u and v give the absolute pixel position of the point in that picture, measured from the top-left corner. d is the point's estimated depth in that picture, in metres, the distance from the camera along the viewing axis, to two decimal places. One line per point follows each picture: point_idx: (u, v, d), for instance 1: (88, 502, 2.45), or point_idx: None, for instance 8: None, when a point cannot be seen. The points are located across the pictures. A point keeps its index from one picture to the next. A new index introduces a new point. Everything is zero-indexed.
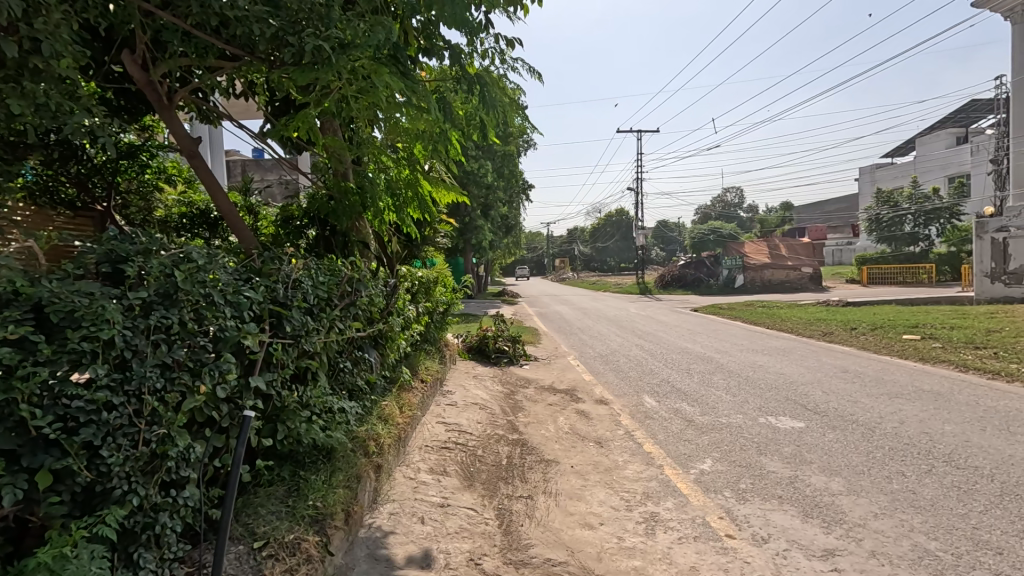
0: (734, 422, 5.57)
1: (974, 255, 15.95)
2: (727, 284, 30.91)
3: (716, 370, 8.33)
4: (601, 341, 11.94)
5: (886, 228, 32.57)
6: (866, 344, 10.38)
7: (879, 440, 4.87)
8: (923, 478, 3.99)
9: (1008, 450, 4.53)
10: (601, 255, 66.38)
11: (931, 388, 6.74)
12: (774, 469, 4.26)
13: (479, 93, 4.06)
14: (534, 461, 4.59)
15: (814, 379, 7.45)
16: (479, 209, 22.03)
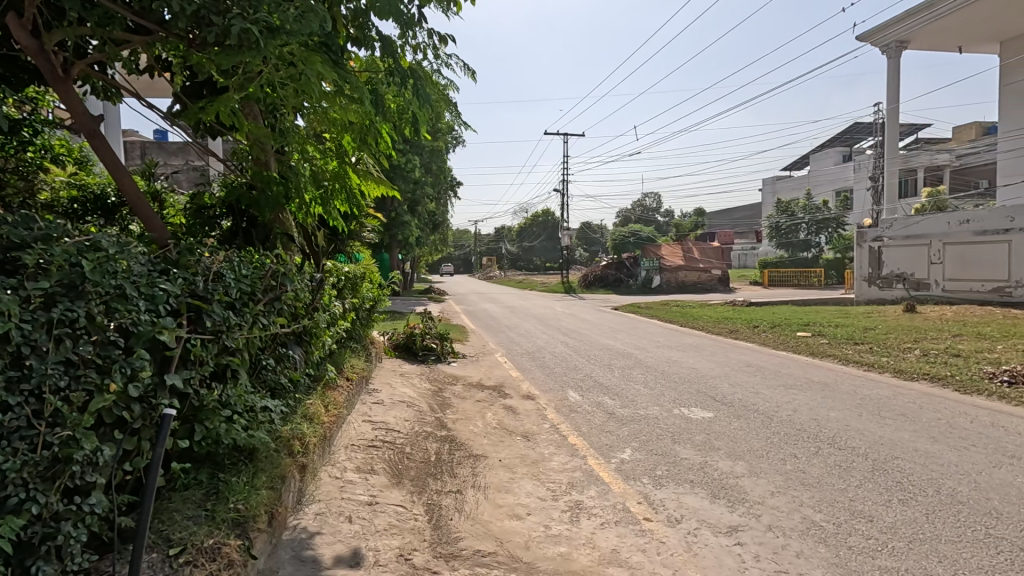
0: (651, 413, 5.92)
1: (857, 260, 18.22)
2: (645, 284, 32.53)
3: (635, 365, 8.79)
4: (527, 339, 12.16)
5: (784, 235, 35.71)
6: (765, 340, 11.34)
7: (776, 426, 5.38)
8: (812, 459, 4.47)
9: (879, 432, 5.19)
10: (528, 254, 67.39)
11: (819, 380, 7.54)
12: (687, 456, 4.58)
13: (412, 87, 4.04)
14: (462, 457, 4.63)
15: (722, 373, 8.07)
16: (406, 204, 21.61)
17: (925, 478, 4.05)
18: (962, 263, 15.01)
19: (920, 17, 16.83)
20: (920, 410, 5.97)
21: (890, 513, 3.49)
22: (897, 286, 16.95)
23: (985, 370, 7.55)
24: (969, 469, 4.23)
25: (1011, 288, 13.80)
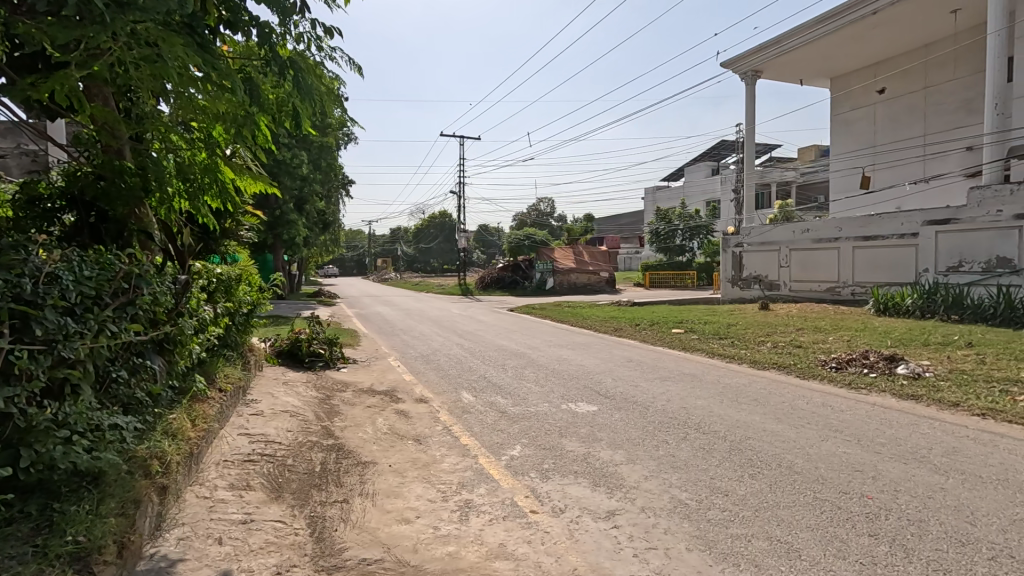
0: (541, 410, 6.15)
1: (723, 264, 20.38)
2: (539, 286, 33.65)
3: (528, 364, 9.07)
4: (423, 342, 12.01)
5: (663, 241, 38.84)
6: (646, 337, 12.28)
7: (651, 416, 5.86)
8: (681, 443, 4.94)
9: (737, 416, 5.86)
10: (425, 256, 66.44)
11: (690, 371, 8.34)
12: (572, 449, 4.83)
13: (293, 79, 3.85)
14: (350, 465, 4.46)
15: (607, 368, 8.61)
16: (292, 202, 20.33)
17: (771, 454, 4.64)
18: (804, 267, 17.35)
19: (770, 51, 19.24)
20: (769, 394, 6.83)
21: (741, 486, 3.96)
22: (754, 287, 19.22)
23: (819, 358, 8.85)
24: (803, 443, 4.94)
25: (841, 288, 16.22)
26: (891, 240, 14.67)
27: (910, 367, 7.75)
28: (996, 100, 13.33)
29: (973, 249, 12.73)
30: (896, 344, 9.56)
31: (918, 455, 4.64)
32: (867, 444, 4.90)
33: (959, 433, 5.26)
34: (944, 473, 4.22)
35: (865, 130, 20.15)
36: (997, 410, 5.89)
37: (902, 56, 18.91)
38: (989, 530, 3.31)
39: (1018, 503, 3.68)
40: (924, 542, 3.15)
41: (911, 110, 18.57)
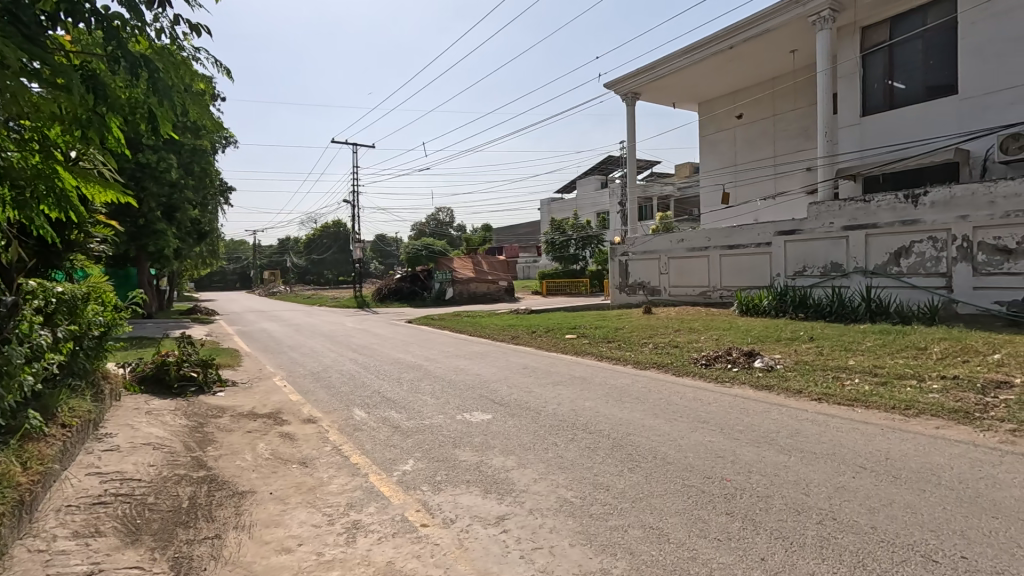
0: (435, 422, 6.12)
1: (611, 272, 21.71)
2: (439, 296, 33.46)
3: (424, 376, 8.96)
4: (313, 358, 11.37)
5: (558, 250, 40.27)
6: (541, 344, 12.69)
7: (542, 420, 6.08)
8: (569, 445, 5.17)
9: (619, 414, 6.27)
10: (317, 268, 63.04)
11: (581, 375, 8.77)
12: (465, 459, 4.87)
13: (147, 80, 3.52)
14: (224, 497, 4.13)
15: (502, 376, 8.77)
16: (159, 209, 18.37)
17: (648, 448, 5.01)
18: (680, 273, 18.99)
19: (646, 75, 20.96)
20: (648, 392, 7.39)
21: (621, 480, 4.26)
22: (639, 293, 20.70)
23: (691, 356, 9.76)
24: (676, 435, 5.42)
25: (711, 292, 17.95)
26: (750, 248, 16.54)
27: (765, 361, 8.80)
28: (826, 128, 15.62)
29: (813, 256, 14.75)
30: (755, 340, 10.81)
31: (769, 438, 5.29)
32: (729, 432, 5.49)
33: (799, 416, 6.08)
34: (788, 452, 4.85)
35: (728, 150, 22.61)
36: (829, 394, 6.90)
37: (755, 86, 21.53)
38: (819, 498, 3.87)
39: (842, 473, 4.34)
40: (769, 515, 3.61)
41: (763, 134, 21.16)
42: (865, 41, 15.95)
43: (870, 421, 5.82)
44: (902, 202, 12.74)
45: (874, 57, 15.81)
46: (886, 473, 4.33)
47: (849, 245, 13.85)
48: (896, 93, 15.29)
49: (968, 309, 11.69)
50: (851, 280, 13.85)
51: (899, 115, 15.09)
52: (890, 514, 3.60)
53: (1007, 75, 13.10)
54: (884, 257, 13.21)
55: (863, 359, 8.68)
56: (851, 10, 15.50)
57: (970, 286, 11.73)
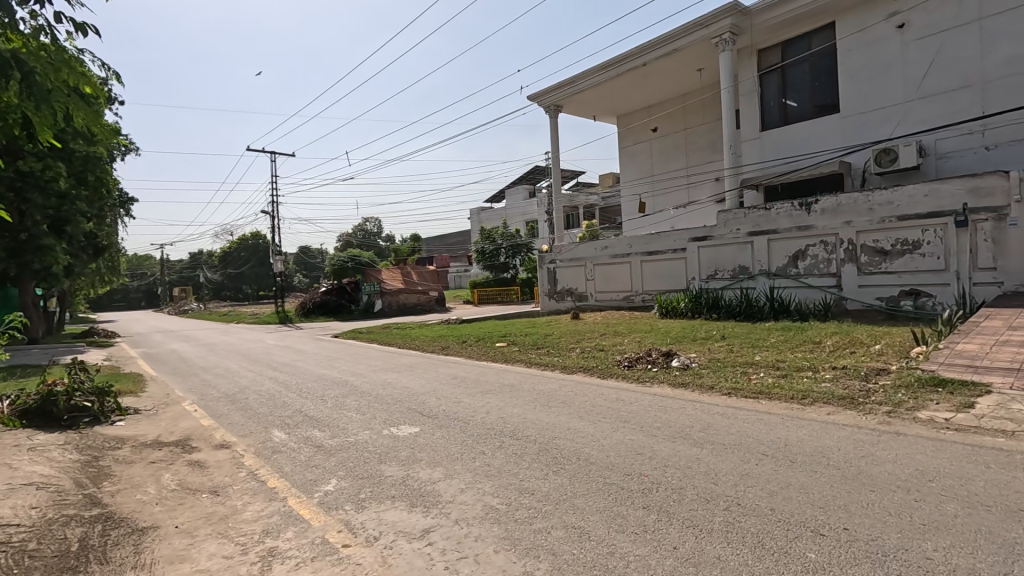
0: (360, 439, 5.95)
1: (540, 279, 22.12)
2: (367, 309, 32.52)
3: (350, 392, 8.68)
4: (228, 380, 10.68)
5: (489, 259, 40.12)
6: (471, 354, 12.69)
7: (471, 429, 6.09)
8: (496, 452, 5.22)
9: (546, 418, 6.41)
10: (234, 283, 59.32)
11: (510, 383, 8.85)
12: (390, 474, 4.77)
13: (20, 81, 3.27)
14: (123, 535, 3.80)
15: (431, 388, 8.67)
16: (46, 223, 16.63)
17: (573, 450, 5.15)
18: (605, 279, 19.70)
19: (567, 88, 21.65)
20: (573, 396, 7.58)
21: (546, 483, 4.35)
22: (567, 299, 21.26)
23: (615, 359, 10.14)
24: (599, 435, 5.62)
25: (634, 296, 18.74)
26: (668, 254, 17.45)
27: (681, 360, 9.32)
28: (730, 141, 16.83)
29: (723, 261, 15.81)
30: (674, 341, 11.40)
31: (684, 433, 5.61)
32: (648, 429, 5.77)
33: (711, 411, 6.50)
34: (700, 445, 5.17)
35: (645, 161, 23.81)
36: (737, 388, 7.43)
37: (667, 101, 22.84)
38: (727, 486, 4.16)
39: (747, 461, 4.68)
40: (682, 505, 3.84)
41: (677, 146, 22.48)
42: (761, 62, 17.42)
43: (771, 411, 6.33)
44: (797, 210, 13.98)
45: (770, 77, 17.28)
46: (785, 458, 4.73)
47: (754, 250, 14.99)
48: (789, 110, 16.81)
49: (855, 305, 13.03)
50: (757, 281, 14.99)
51: (792, 130, 16.57)
52: (786, 495, 3.93)
53: (878, 97, 14.84)
54: (784, 260, 14.40)
55: (767, 354, 9.41)
56: (749, 33, 16.83)
57: (856, 284, 13.08)
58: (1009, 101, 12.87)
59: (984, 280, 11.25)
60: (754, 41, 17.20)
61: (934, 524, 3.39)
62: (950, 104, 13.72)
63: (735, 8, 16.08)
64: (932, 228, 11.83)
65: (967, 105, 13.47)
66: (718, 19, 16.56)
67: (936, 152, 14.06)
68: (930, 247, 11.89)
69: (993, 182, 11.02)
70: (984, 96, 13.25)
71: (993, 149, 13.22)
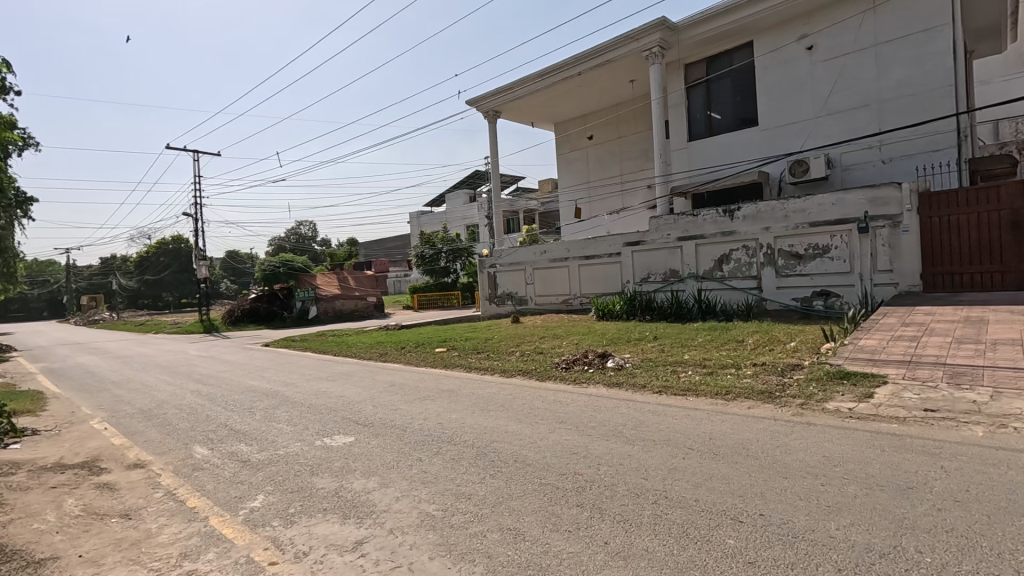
0: (290, 451, 5.71)
1: (480, 284, 22.16)
2: (302, 316, 31.33)
3: (280, 403, 8.31)
4: (143, 395, 9.91)
5: (429, 263, 39.64)
6: (409, 360, 12.49)
7: (408, 437, 5.99)
8: (434, 459, 5.17)
9: (485, 423, 6.41)
10: (152, 290, 55.21)
11: (449, 388, 8.78)
12: (322, 486, 4.61)
13: None
14: (15, 569, 3.44)
15: (368, 396, 8.46)
16: None
17: (510, 453, 5.20)
18: (544, 283, 20.01)
19: (505, 95, 21.85)
20: (512, 399, 7.63)
21: (482, 487, 4.35)
22: (507, 303, 21.42)
23: (554, 361, 10.29)
24: (536, 437, 5.70)
25: (572, 300, 19.16)
26: (604, 258, 17.98)
27: (616, 360, 9.62)
28: (660, 151, 17.59)
29: (655, 264, 16.48)
30: (610, 343, 11.75)
31: (617, 431, 5.80)
32: (583, 429, 5.92)
33: (644, 409, 6.74)
34: (632, 442, 5.36)
35: (582, 168, 24.44)
36: (667, 386, 7.76)
37: (602, 111, 23.56)
38: (656, 480, 4.34)
39: (675, 455, 4.91)
40: (613, 501, 3.96)
41: (612, 154, 23.24)
42: (688, 76, 18.36)
43: (698, 407, 6.67)
44: (721, 216, 14.81)
45: (696, 91, 18.23)
46: (709, 451, 4.99)
47: (683, 254, 15.73)
48: (714, 122, 17.81)
49: (774, 305, 13.98)
50: (686, 284, 15.74)
51: (716, 141, 17.56)
52: (709, 486, 4.16)
53: (791, 112, 16.02)
54: (710, 264, 15.21)
55: (696, 353, 9.89)
56: (676, 48, 17.69)
57: (774, 286, 14.03)
58: (902, 120, 14.29)
59: (883, 281, 12.41)
60: (681, 56, 18.09)
61: (837, 505, 3.70)
62: (852, 121, 15.04)
63: (664, 24, 16.85)
64: (839, 234, 12.91)
65: (867, 123, 14.82)
66: (647, 34, 17.27)
67: (841, 164, 15.36)
68: (837, 251, 12.96)
69: (889, 193, 12.18)
70: (880, 115, 14.63)
71: (888, 163, 14.63)
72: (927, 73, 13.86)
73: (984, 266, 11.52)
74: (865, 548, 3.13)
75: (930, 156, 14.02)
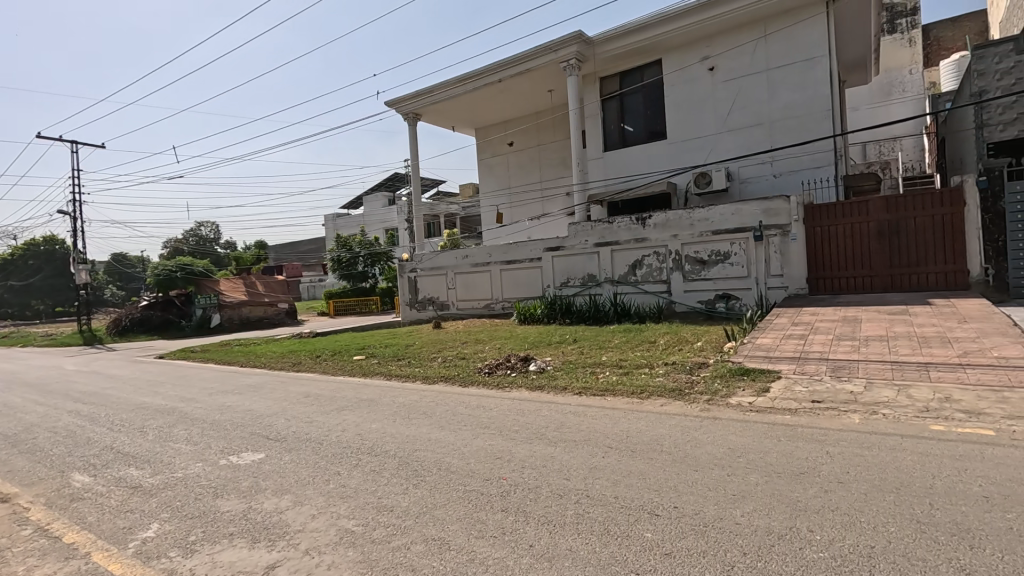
0: (190, 473, 5.22)
1: (400, 289, 21.69)
2: (202, 324, 28.93)
3: (178, 420, 7.59)
4: (6, 418, 8.63)
5: (346, 268, 38.16)
6: (325, 369, 11.91)
7: (324, 450, 5.70)
8: (353, 471, 4.95)
9: (407, 431, 6.24)
10: (18, 299, 48.46)
11: (367, 397, 8.47)
12: (228, 509, 4.26)
13: None
14: None
15: (279, 409, 7.94)
16: None
17: (433, 461, 5.10)
18: (466, 287, 19.95)
19: (425, 97, 21.60)
20: (434, 406, 7.51)
21: (404, 498, 4.23)
22: (428, 308, 21.12)
23: (476, 366, 10.27)
24: (460, 444, 5.64)
25: (494, 304, 19.25)
26: (524, 263, 18.24)
27: (537, 363, 9.78)
28: (578, 159, 18.18)
29: (573, 269, 16.98)
30: (532, 346, 11.94)
31: (539, 433, 5.88)
32: (507, 433, 5.94)
33: (565, 410, 6.90)
34: (554, 444, 5.46)
35: (503, 173, 24.71)
36: (586, 387, 8.01)
37: (521, 118, 23.96)
38: (577, 479, 4.45)
39: (595, 454, 5.06)
40: (538, 504, 4.00)
41: (532, 160, 23.71)
42: (603, 89, 19.17)
43: (616, 406, 6.94)
44: (635, 223, 15.58)
45: (610, 103, 19.06)
46: (627, 449, 5.21)
47: (600, 259, 16.35)
48: (627, 134, 18.73)
49: (682, 307, 14.89)
50: (603, 288, 16.37)
51: (629, 152, 18.46)
52: (627, 483, 4.32)
53: (696, 128, 17.21)
54: (624, 269, 15.93)
55: (612, 354, 10.30)
56: (592, 62, 18.40)
57: (682, 290, 14.92)
58: (790, 138, 15.82)
59: (775, 285, 13.63)
60: (596, 69, 18.82)
61: (742, 493, 3.99)
62: (748, 138, 16.43)
63: (580, 38, 17.47)
64: (738, 241, 14.01)
65: (761, 140, 16.24)
66: (565, 45, 17.79)
67: (739, 177, 16.71)
68: (737, 257, 14.05)
69: (780, 205, 13.42)
70: (772, 133, 16.09)
71: (779, 177, 16.12)
72: (809, 97, 15.46)
73: (857, 272, 12.98)
74: (767, 532, 3.39)
75: (813, 172, 15.63)
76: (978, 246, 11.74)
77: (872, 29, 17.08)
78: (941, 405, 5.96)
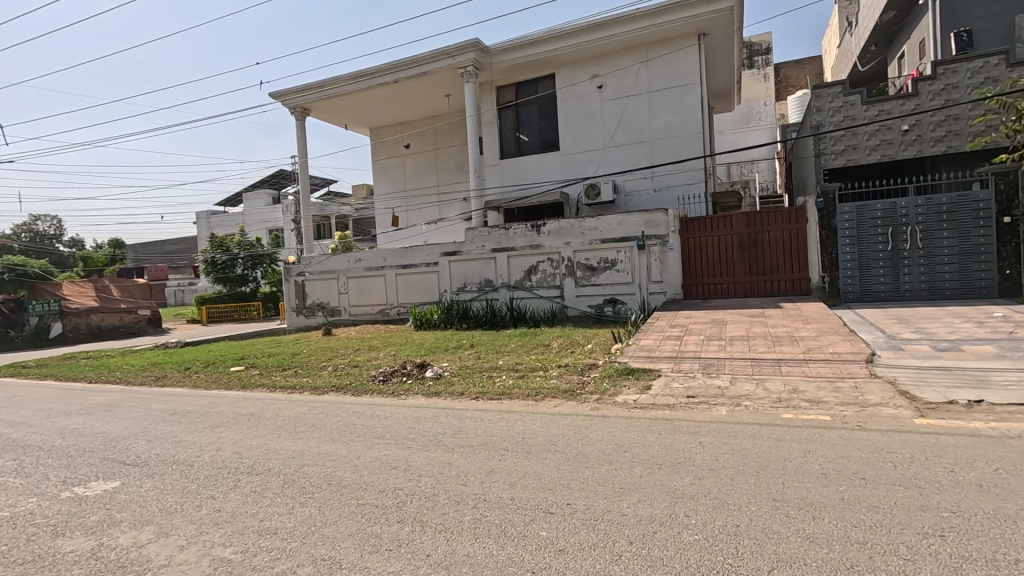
0: (20, 511, 4.42)
1: (286, 294, 20.32)
2: (38, 334, 24.80)
3: (5, 449, 6.41)
4: None
5: (221, 270, 34.85)
6: (197, 382, 10.76)
7: (194, 473, 5.12)
8: (228, 494, 4.51)
9: (293, 447, 5.82)
10: None
11: (247, 411, 7.79)
12: (71, 548, 3.67)
13: None
14: None
15: (139, 430, 7.01)
16: None
17: (323, 476, 4.81)
18: (359, 292, 19.16)
19: (314, 92, 20.47)
20: (325, 418, 7.09)
21: (291, 519, 3.94)
22: (318, 314, 19.99)
23: (370, 374, 9.87)
24: (352, 456, 5.38)
25: (389, 309, 18.68)
26: (420, 268, 17.93)
27: (434, 370, 9.64)
28: (475, 165, 18.30)
29: (470, 274, 17.03)
30: (428, 352, 11.75)
31: (436, 440, 5.80)
32: (402, 442, 5.78)
33: (462, 416, 6.86)
34: (451, 450, 5.41)
35: (398, 176, 24.17)
36: (483, 391, 8.05)
37: (418, 120, 23.63)
38: (475, 484, 4.46)
39: (492, 458, 5.10)
40: (435, 512, 3.95)
41: (429, 164, 23.45)
42: (500, 98, 19.53)
43: (513, 409, 7.05)
44: (530, 231, 16.00)
45: (506, 112, 19.47)
46: (523, 450, 5.32)
47: (497, 265, 16.59)
48: (522, 143, 19.28)
49: (574, 311, 15.58)
50: (500, 293, 16.62)
51: (524, 161, 18.95)
52: (523, 484, 4.41)
53: (586, 141, 18.15)
54: (520, 274, 16.30)
55: (508, 358, 10.47)
56: (489, 70, 18.66)
57: (574, 294, 15.60)
58: (667, 156, 17.26)
59: (656, 290, 14.74)
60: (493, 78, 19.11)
61: (628, 486, 4.25)
62: (632, 154, 17.67)
63: (478, 45, 17.65)
64: (623, 250, 14.95)
65: (643, 156, 17.54)
66: (462, 52, 17.82)
67: (624, 190, 17.88)
68: (622, 265, 14.99)
69: (660, 217, 14.56)
70: (652, 151, 17.44)
71: (659, 191, 17.50)
72: (684, 120, 17.02)
73: (724, 279, 14.50)
74: (650, 520, 3.65)
75: (687, 189, 17.19)
76: (817, 257, 13.67)
77: (735, 63, 19.20)
78: (792, 396, 6.82)
